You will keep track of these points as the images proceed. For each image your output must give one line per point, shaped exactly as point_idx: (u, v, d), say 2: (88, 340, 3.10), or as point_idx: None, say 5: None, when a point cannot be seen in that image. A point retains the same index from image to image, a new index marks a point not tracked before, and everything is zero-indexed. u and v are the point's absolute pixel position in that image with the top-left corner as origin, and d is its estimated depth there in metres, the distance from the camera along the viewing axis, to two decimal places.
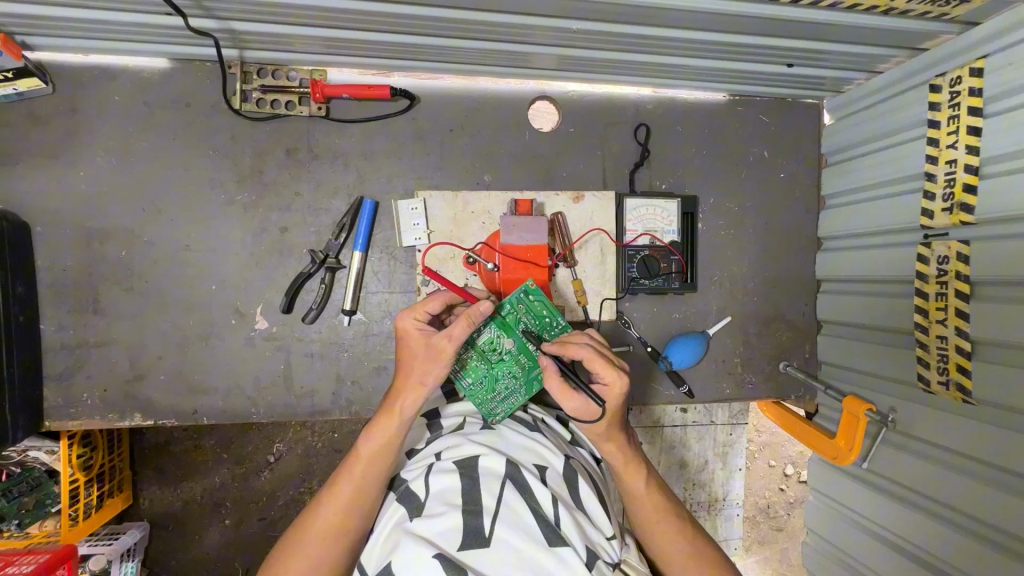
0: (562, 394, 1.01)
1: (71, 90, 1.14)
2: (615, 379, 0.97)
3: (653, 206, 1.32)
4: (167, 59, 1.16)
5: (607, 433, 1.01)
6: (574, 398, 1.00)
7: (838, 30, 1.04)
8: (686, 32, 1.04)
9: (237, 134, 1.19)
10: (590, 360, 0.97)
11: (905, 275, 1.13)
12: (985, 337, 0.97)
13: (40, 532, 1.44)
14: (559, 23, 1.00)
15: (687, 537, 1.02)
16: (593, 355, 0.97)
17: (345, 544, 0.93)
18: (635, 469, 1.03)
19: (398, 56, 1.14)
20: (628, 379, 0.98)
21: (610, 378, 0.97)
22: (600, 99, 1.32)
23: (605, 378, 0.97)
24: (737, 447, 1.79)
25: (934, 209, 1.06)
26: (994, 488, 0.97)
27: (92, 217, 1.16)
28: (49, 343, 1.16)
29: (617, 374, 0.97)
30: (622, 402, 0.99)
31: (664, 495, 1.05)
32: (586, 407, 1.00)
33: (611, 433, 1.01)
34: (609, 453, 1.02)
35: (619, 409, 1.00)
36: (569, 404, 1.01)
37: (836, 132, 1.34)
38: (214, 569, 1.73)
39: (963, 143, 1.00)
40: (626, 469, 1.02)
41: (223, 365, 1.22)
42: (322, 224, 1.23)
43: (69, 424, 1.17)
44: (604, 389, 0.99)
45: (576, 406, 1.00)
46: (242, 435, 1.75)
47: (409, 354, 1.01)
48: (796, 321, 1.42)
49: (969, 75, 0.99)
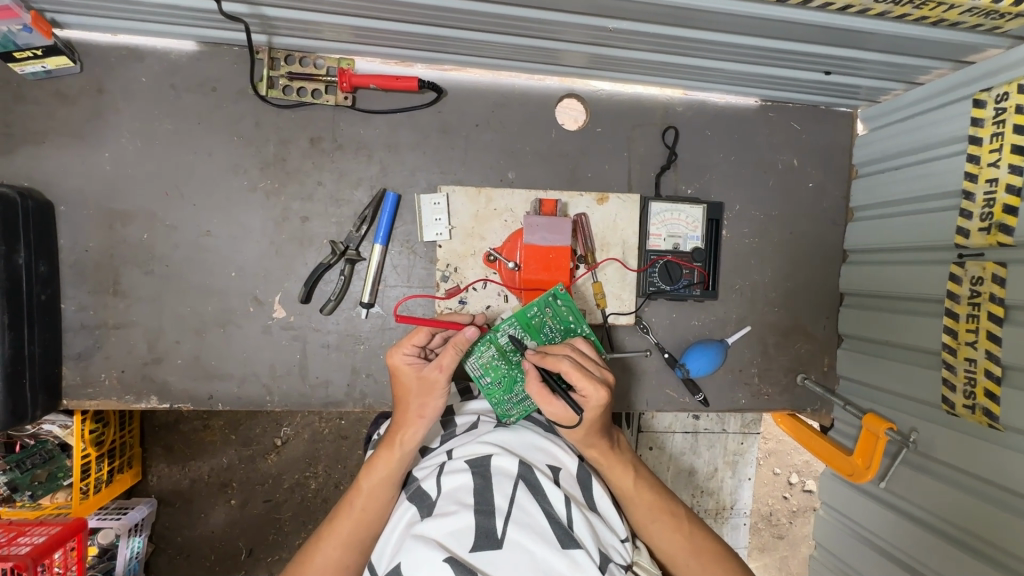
0: (540, 397, 0.96)
1: (99, 70, 1.14)
2: (593, 392, 0.94)
3: (678, 210, 1.30)
4: (195, 42, 1.15)
5: (585, 439, 0.99)
6: (552, 403, 0.95)
7: (882, 40, 1.01)
8: (727, 35, 1.01)
9: (262, 120, 1.18)
10: (568, 371, 0.94)
11: (933, 294, 1.11)
12: (1017, 363, 0.95)
13: (52, 502, 1.46)
14: (591, 21, 0.98)
15: (685, 532, 1.01)
16: (572, 366, 0.94)
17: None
18: (622, 469, 1.01)
19: (428, 48, 1.13)
20: (607, 394, 0.95)
21: (588, 390, 0.94)
22: (628, 98, 1.29)
23: (584, 390, 0.94)
24: (747, 456, 1.77)
25: (970, 228, 1.03)
26: (1016, 517, 0.95)
27: (115, 199, 1.16)
28: (69, 323, 1.17)
29: (595, 386, 0.93)
30: (599, 416, 0.96)
31: (657, 491, 1.03)
32: (562, 415, 0.96)
33: (590, 439, 0.99)
34: (594, 456, 1.01)
35: (596, 420, 0.96)
36: (545, 409, 0.97)
37: (869, 143, 1.31)
38: (219, 548, 1.75)
39: (1006, 162, 0.97)
40: (613, 471, 1.01)
41: (240, 352, 1.22)
42: (344, 215, 1.22)
43: (86, 403, 1.18)
44: (581, 399, 0.96)
45: (552, 413, 0.96)
46: (250, 418, 1.76)
47: (402, 390, 1.01)
48: (816, 334, 1.40)
49: (1017, 92, 0.96)
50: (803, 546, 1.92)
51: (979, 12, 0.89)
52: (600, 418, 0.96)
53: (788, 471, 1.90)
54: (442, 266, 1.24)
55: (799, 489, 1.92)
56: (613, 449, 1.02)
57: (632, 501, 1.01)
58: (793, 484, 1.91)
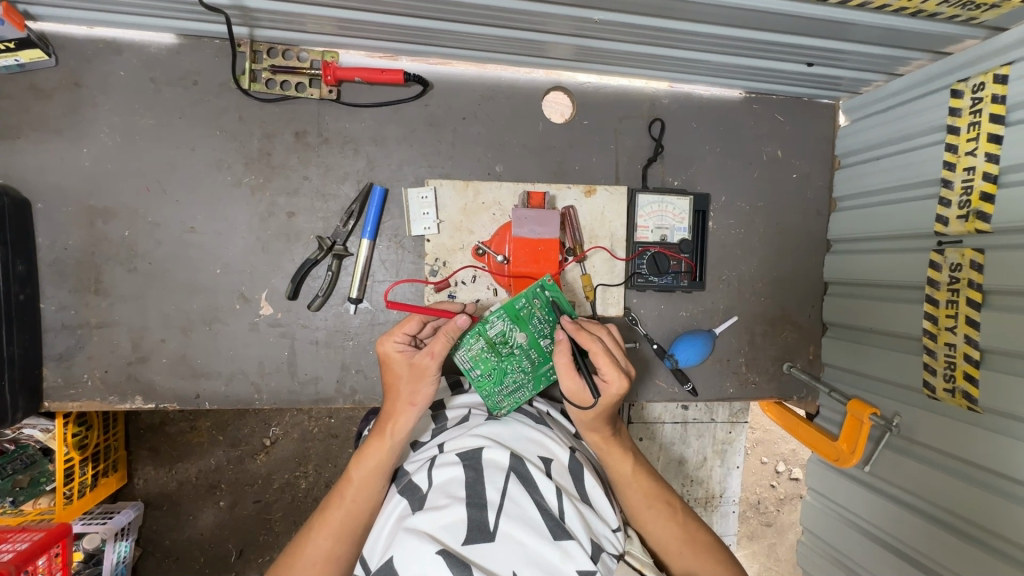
0: (563, 370, 0.99)
1: (76, 64, 1.11)
2: (615, 380, 0.97)
3: (664, 202, 1.31)
4: (175, 35, 1.13)
5: (591, 422, 1.02)
6: (573, 378, 0.98)
7: (862, 31, 1.02)
8: (709, 26, 1.02)
9: (245, 115, 1.17)
10: (598, 353, 0.97)
11: (913, 282, 1.14)
12: (994, 347, 0.97)
13: (34, 509, 1.44)
14: (577, 12, 0.98)
15: (676, 520, 1.02)
16: (602, 350, 0.97)
17: (338, 571, 0.92)
18: (621, 455, 1.04)
19: (413, 40, 1.12)
20: (627, 384, 0.98)
21: (611, 376, 0.97)
22: (614, 91, 1.30)
23: (606, 375, 0.97)
24: (736, 445, 1.79)
25: (949, 216, 1.05)
26: (998, 497, 0.97)
27: (94, 196, 1.14)
28: (49, 323, 1.14)
29: (619, 376, 0.96)
30: (612, 404, 0.99)
31: (652, 480, 1.05)
32: (577, 393, 0.99)
33: (592, 424, 1.02)
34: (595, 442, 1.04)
35: (606, 409, 1.00)
36: (563, 382, 1.00)
37: (851, 135, 1.33)
38: (207, 550, 1.73)
39: (983, 150, 0.99)
40: (613, 456, 1.04)
41: (226, 350, 1.20)
42: (330, 211, 1.21)
43: (68, 405, 1.16)
44: (600, 384, 0.98)
45: (569, 388, 0.99)
46: (239, 418, 1.74)
47: (394, 377, 1.01)
48: (801, 323, 1.42)
49: (993, 82, 0.98)
50: (791, 532, 1.96)
51: (957, 3, 0.90)
52: (613, 405, 1.00)
53: (776, 459, 1.94)
54: (430, 260, 1.24)
55: (785, 477, 1.96)
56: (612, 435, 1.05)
57: (627, 488, 1.03)
58: (780, 472, 1.95)
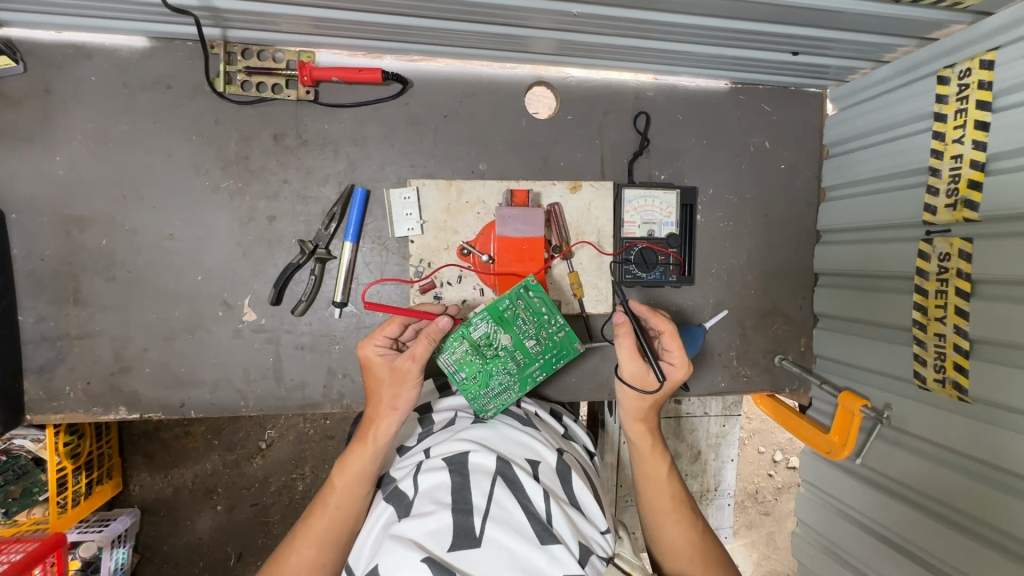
0: (630, 349, 1.03)
1: (45, 70, 1.08)
2: (681, 366, 1.06)
3: (652, 197, 1.30)
4: (146, 38, 1.10)
5: (643, 410, 1.06)
6: (638, 360, 1.04)
7: (845, 18, 1.00)
8: (690, 17, 1.00)
9: (222, 118, 1.15)
10: (669, 338, 1.06)
11: (903, 272, 1.12)
12: (983, 337, 0.97)
13: (28, 519, 1.43)
14: (555, 6, 0.96)
15: (693, 527, 1.02)
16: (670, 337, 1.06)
17: None
18: (660, 454, 1.07)
19: (390, 38, 1.09)
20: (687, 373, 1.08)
21: (677, 362, 1.06)
22: (599, 84, 1.28)
23: (673, 360, 1.06)
24: (730, 438, 1.79)
25: (937, 205, 1.04)
26: (988, 487, 0.97)
27: (70, 204, 1.12)
28: (29, 335, 1.13)
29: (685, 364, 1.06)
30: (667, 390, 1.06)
31: (681, 486, 1.07)
32: (639, 374, 1.04)
33: (643, 412, 1.06)
34: (637, 433, 1.07)
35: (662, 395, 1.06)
36: (627, 361, 1.04)
37: (839, 124, 1.32)
38: (205, 555, 1.73)
39: (970, 138, 0.97)
40: (650, 451, 1.07)
41: (210, 357, 1.19)
42: (312, 214, 1.19)
43: (51, 417, 1.14)
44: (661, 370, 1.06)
45: (632, 367, 1.04)
46: (231, 423, 1.73)
47: (375, 382, 1.00)
48: (793, 315, 1.41)
49: (979, 68, 0.96)
50: (788, 522, 1.96)
51: None
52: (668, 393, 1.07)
53: (772, 449, 1.94)
54: (415, 261, 1.22)
55: (782, 467, 1.95)
56: (655, 439, 1.07)
57: (655, 485, 1.05)
58: (777, 462, 1.95)
